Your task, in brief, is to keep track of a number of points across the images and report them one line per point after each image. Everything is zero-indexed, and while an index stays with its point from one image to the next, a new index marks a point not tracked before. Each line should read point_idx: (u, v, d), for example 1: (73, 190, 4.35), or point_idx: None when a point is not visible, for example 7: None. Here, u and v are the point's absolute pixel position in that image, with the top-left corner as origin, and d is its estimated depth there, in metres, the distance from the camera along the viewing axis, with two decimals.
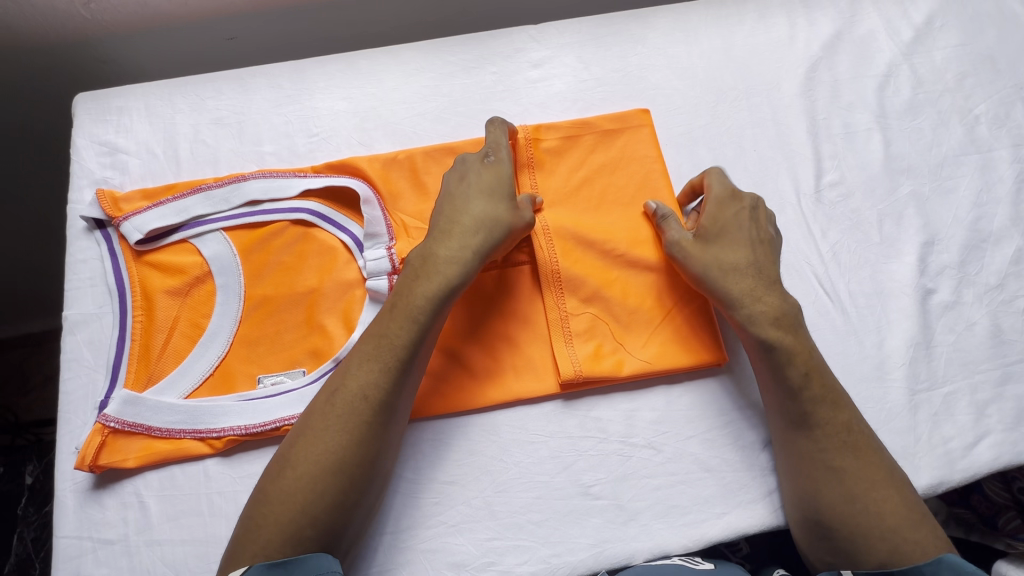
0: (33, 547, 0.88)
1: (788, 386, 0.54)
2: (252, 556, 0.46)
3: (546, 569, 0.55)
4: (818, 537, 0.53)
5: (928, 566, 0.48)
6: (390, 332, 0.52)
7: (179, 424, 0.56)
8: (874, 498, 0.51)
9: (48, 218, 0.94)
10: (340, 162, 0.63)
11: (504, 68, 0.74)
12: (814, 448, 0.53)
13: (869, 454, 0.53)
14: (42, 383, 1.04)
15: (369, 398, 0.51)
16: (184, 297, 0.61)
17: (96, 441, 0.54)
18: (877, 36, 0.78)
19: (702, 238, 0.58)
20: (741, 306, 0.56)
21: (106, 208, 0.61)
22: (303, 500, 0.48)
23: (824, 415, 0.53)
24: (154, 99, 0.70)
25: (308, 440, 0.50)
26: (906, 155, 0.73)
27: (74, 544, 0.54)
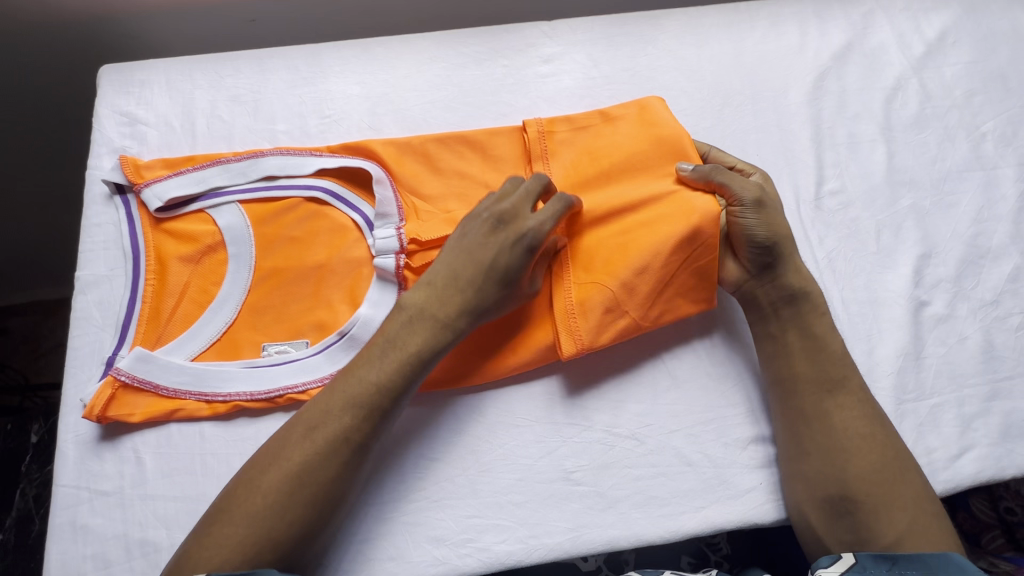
0: (33, 505, 0.91)
1: (828, 355, 0.57)
2: (247, 526, 0.47)
3: (523, 549, 0.56)
4: (839, 514, 0.52)
5: (934, 558, 0.47)
6: (379, 381, 0.52)
7: (186, 385, 0.57)
8: (898, 474, 0.52)
9: (69, 187, 0.97)
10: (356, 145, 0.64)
11: (515, 62, 0.75)
12: (849, 417, 0.54)
13: (885, 429, 0.54)
14: (54, 348, 1.09)
15: (351, 440, 0.50)
16: (196, 264, 0.63)
17: (106, 392, 0.56)
18: (888, 49, 0.78)
19: (773, 198, 0.61)
20: (806, 270, 0.59)
21: (128, 173, 0.64)
22: (284, 503, 0.48)
23: (855, 386, 0.56)
24: (175, 75, 0.73)
25: (287, 462, 0.49)
26: (910, 167, 0.73)
27: (72, 493, 0.56)
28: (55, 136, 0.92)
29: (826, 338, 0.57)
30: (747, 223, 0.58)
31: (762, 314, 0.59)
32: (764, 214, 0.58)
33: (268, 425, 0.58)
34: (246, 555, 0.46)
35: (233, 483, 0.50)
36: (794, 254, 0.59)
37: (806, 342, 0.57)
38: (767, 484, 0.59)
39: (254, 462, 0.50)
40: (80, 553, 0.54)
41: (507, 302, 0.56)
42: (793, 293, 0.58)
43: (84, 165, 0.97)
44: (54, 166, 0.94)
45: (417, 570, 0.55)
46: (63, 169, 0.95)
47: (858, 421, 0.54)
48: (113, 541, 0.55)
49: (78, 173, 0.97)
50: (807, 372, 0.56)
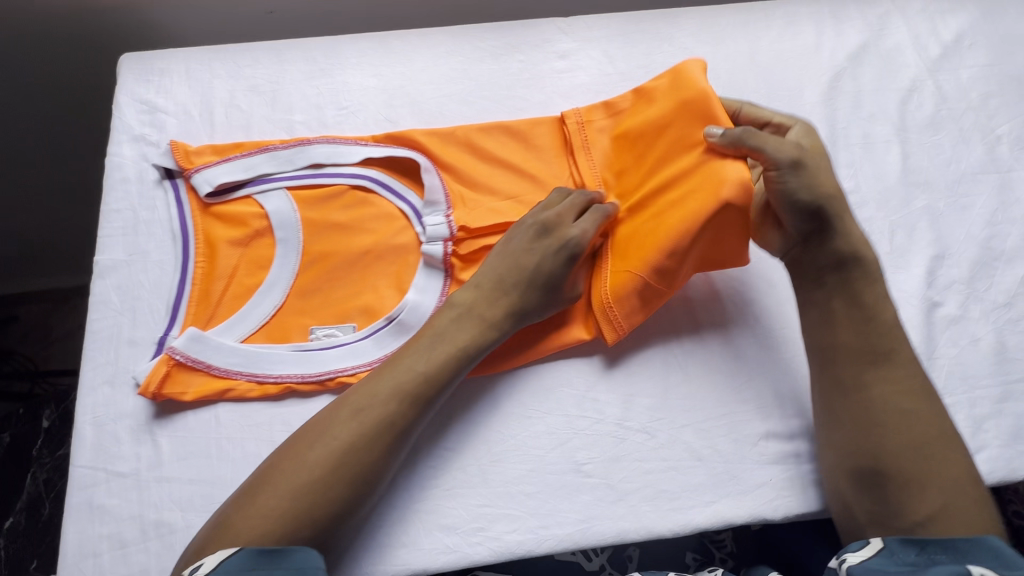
0: (44, 489, 0.92)
1: (876, 327, 0.55)
2: (284, 492, 0.47)
3: (533, 539, 0.56)
4: (869, 486, 0.52)
5: (965, 543, 0.47)
6: (430, 370, 0.54)
7: (237, 365, 0.59)
8: (941, 452, 0.51)
9: (88, 175, 0.99)
10: (401, 134, 0.66)
11: (531, 57, 0.76)
12: (893, 389, 0.53)
13: (929, 404, 0.53)
14: (66, 336, 1.10)
15: (396, 426, 0.52)
16: (245, 248, 0.64)
17: (162, 370, 0.58)
18: (904, 50, 0.78)
19: (819, 155, 0.59)
20: (855, 232, 0.57)
21: (178, 159, 0.65)
22: (328, 476, 0.48)
23: (902, 359, 0.55)
24: (195, 64, 0.73)
25: (332, 438, 0.50)
26: (924, 169, 0.73)
27: (89, 474, 0.57)
28: (75, 125, 0.93)
29: (875, 308, 0.56)
30: (787, 187, 0.56)
31: (807, 281, 0.59)
32: (804, 175, 0.56)
33: (283, 411, 0.59)
34: (282, 526, 0.46)
35: (275, 455, 0.50)
36: (842, 213, 0.57)
37: (851, 313, 0.56)
38: (777, 480, 0.59)
39: (298, 436, 0.51)
40: (96, 532, 0.55)
41: (549, 305, 0.60)
42: (841, 259, 0.57)
43: (102, 154, 0.98)
44: (74, 154, 0.96)
45: (428, 558, 0.55)
46: (82, 157, 0.97)
47: (903, 394, 0.53)
48: (129, 522, 0.55)
49: (96, 161, 0.98)
50: (849, 342, 0.55)
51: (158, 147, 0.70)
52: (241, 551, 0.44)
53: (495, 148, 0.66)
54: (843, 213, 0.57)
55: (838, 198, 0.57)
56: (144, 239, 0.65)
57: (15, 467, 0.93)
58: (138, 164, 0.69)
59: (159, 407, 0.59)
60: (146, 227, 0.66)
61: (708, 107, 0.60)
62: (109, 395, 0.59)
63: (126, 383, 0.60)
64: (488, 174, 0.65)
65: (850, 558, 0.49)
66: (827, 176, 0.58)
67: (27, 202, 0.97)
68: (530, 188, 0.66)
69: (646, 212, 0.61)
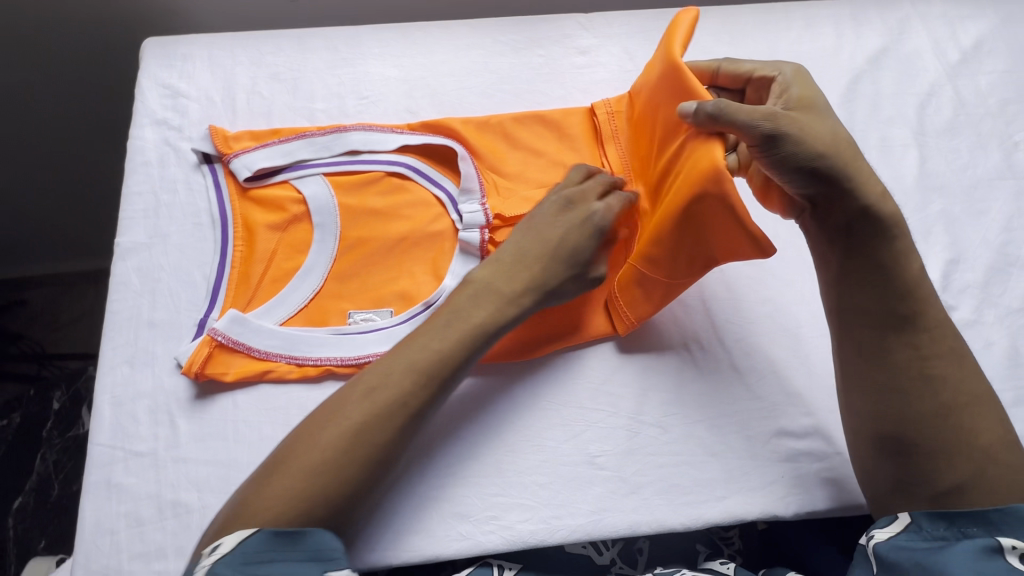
0: (53, 469, 0.93)
1: (907, 288, 0.52)
2: (298, 472, 0.47)
3: (546, 529, 0.57)
4: (892, 454, 0.52)
5: (995, 513, 0.47)
6: (442, 349, 0.53)
7: (276, 348, 0.60)
8: (972, 414, 0.50)
9: (109, 160, 1.00)
10: (439, 124, 0.68)
11: (552, 52, 0.76)
12: (920, 354, 0.52)
13: (959, 370, 0.52)
14: (71, 321, 1.09)
15: (407, 406, 0.51)
16: (283, 232, 0.65)
17: (204, 351, 0.59)
18: (924, 55, 0.79)
19: (807, 111, 0.54)
20: (868, 184, 0.52)
21: (218, 144, 0.67)
22: (342, 454, 0.48)
23: (931, 321, 0.53)
24: (217, 51, 0.74)
25: (344, 422, 0.50)
26: (941, 173, 0.73)
27: (107, 452, 0.57)
28: (99, 110, 0.94)
29: (902, 266, 0.53)
30: (772, 159, 0.51)
31: (828, 245, 0.55)
32: (791, 139, 0.51)
33: (301, 396, 0.60)
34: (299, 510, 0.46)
35: (287, 442, 0.50)
36: (845, 169, 0.51)
37: (872, 273, 0.53)
38: (789, 478, 0.59)
39: (310, 421, 0.50)
40: (114, 510, 0.55)
41: (565, 286, 0.59)
42: (854, 217, 0.52)
43: (123, 139, 0.99)
44: (96, 139, 0.97)
45: (441, 545, 0.56)
46: (105, 143, 0.98)
47: (931, 358, 0.52)
48: (146, 501, 0.56)
49: (118, 147, 1.00)
50: (869, 306, 0.53)
51: (180, 132, 0.70)
52: (260, 533, 0.45)
53: (529, 139, 0.68)
54: (848, 167, 0.51)
55: (834, 151, 0.51)
56: (166, 222, 0.66)
57: (27, 447, 0.95)
58: (160, 148, 0.69)
59: (178, 388, 0.60)
60: (167, 211, 0.66)
61: (677, 76, 0.56)
62: (128, 376, 0.60)
63: (145, 363, 0.60)
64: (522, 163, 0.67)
65: (879, 535, 0.50)
66: (818, 131, 0.52)
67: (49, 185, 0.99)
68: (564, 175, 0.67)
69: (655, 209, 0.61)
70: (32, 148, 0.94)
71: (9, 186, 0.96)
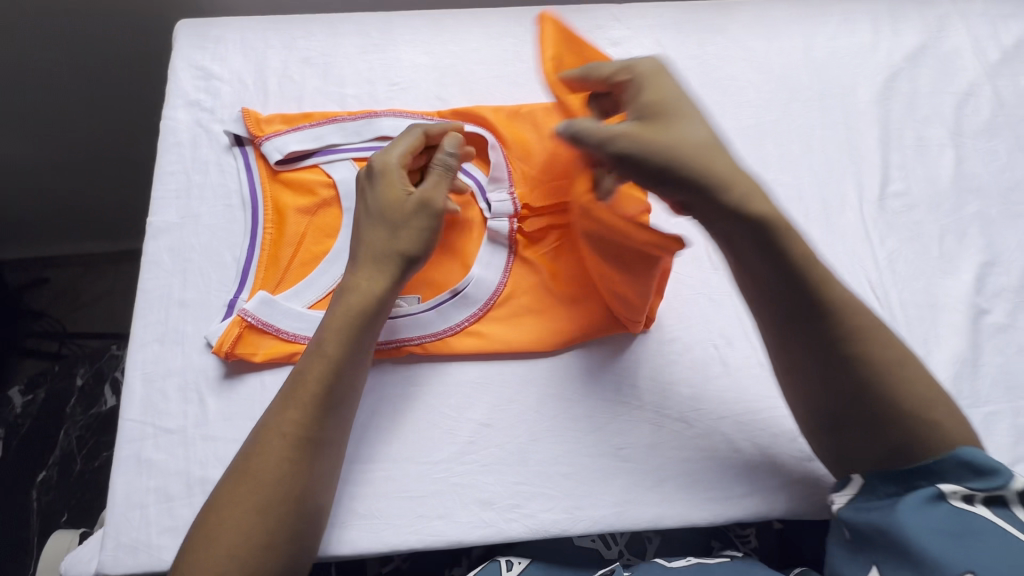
0: (76, 445, 0.91)
1: (799, 277, 0.49)
2: (229, 541, 0.46)
3: (569, 519, 0.57)
4: (828, 430, 0.51)
5: (936, 463, 0.47)
6: (305, 373, 0.53)
7: (304, 330, 0.60)
8: (892, 383, 0.48)
9: (141, 147, 1.04)
10: (472, 112, 0.68)
11: (584, 43, 0.75)
12: (820, 354, 0.49)
13: (875, 337, 0.49)
14: (93, 302, 1.16)
15: (287, 434, 0.50)
16: (313, 215, 0.65)
17: (234, 331, 0.59)
18: (963, 54, 0.77)
19: (663, 112, 0.50)
20: (732, 185, 0.48)
21: (250, 126, 0.67)
22: (256, 505, 0.48)
23: (833, 299, 0.49)
24: (250, 34, 0.74)
25: (242, 471, 0.49)
26: (978, 174, 0.72)
27: (138, 427, 0.58)
28: (134, 99, 0.98)
29: (787, 251, 0.48)
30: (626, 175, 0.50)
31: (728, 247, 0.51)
32: (632, 155, 0.48)
33: None
34: (229, 564, 0.46)
35: (202, 510, 0.49)
36: (694, 174, 0.48)
37: (763, 266, 0.49)
38: (815, 478, 0.59)
39: (220, 484, 0.49)
40: (144, 485, 0.56)
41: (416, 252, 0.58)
42: (730, 222, 0.49)
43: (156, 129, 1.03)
44: (130, 128, 1.01)
45: (464, 531, 0.56)
46: (139, 132, 1.02)
47: (841, 352, 0.48)
48: (175, 477, 0.57)
49: (150, 135, 1.04)
50: (782, 300, 0.50)
51: (212, 114, 0.70)
52: None
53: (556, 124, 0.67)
54: (702, 171, 0.48)
55: (680, 158, 0.48)
56: (197, 203, 0.66)
57: (52, 422, 0.93)
58: (192, 130, 0.70)
59: (206, 367, 0.60)
60: (198, 191, 0.67)
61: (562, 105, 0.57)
62: (158, 354, 0.61)
63: (175, 342, 0.61)
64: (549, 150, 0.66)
65: (837, 501, 0.50)
66: (661, 141, 0.48)
67: (87, 170, 1.04)
68: None
69: None
70: (70, 129, 0.98)
71: (51, 163, 1.01)
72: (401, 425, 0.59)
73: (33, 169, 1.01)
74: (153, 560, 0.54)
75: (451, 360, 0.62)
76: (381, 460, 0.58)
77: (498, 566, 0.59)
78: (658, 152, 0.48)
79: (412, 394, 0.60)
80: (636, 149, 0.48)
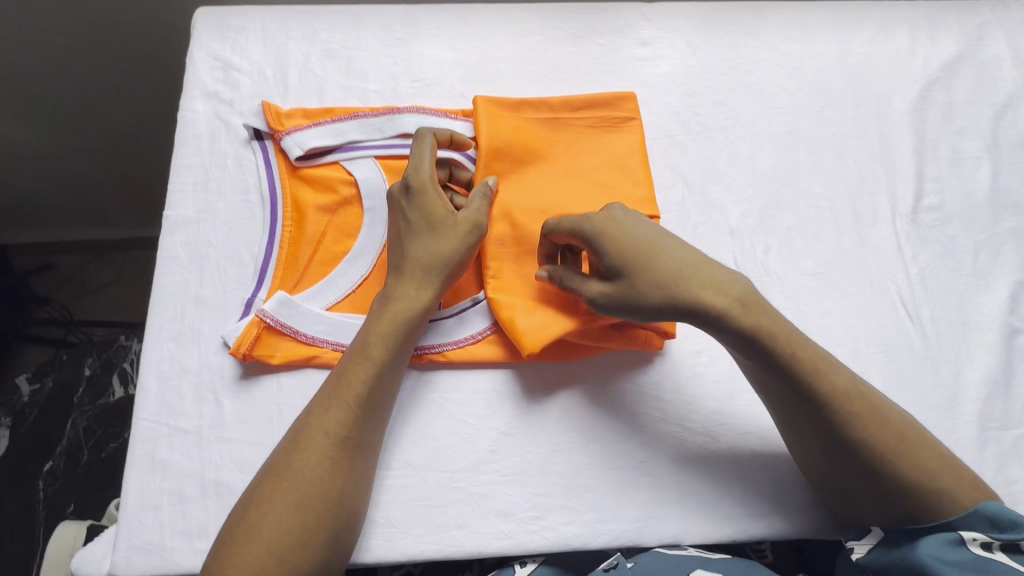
0: (83, 436, 0.89)
1: (772, 365, 0.51)
2: (266, 540, 0.46)
3: (589, 532, 0.56)
4: (835, 496, 0.53)
5: (960, 522, 0.47)
6: (348, 376, 0.53)
7: (324, 333, 0.59)
8: (862, 433, 0.49)
9: (157, 134, 1.03)
10: (497, 117, 0.65)
11: (613, 42, 0.73)
12: (795, 414, 0.52)
13: (878, 416, 0.49)
14: (100, 289, 1.15)
15: (331, 433, 0.50)
16: (333, 214, 0.63)
17: (252, 332, 0.58)
18: (1003, 63, 0.75)
19: (640, 255, 0.53)
20: (716, 310, 0.51)
21: (271, 120, 0.65)
22: (295, 505, 0.47)
23: (804, 360, 0.50)
24: (271, 24, 0.72)
25: (283, 469, 0.49)
26: (1014, 189, 0.70)
27: (152, 427, 0.57)
28: (152, 86, 0.97)
29: (758, 349, 0.51)
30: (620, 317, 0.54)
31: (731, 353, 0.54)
32: (606, 313, 0.54)
33: None
34: (269, 561, 0.45)
35: (236, 511, 0.48)
36: (673, 308, 0.52)
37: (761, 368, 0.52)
38: None
39: (257, 481, 0.49)
40: (158, 486, 0.55)
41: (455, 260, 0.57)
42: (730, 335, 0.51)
43: (173, 116, 1.02)
44: (148, 115, 1.00)
45: (482, 542, 0.55)
46: (157, 119, 1.01)
47: (811, 414, 0.51)
48: (189, 478, 0.56)
49: (167, 128, 1.03)
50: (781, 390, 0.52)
51: (231, 106, 0.68)
52: None
53: (585, 139, 0.66)
54: (669, 310, 0.52)
55: (643, 306, 0.52)
56: (214, 198, 0.65)
57: (60, 411, 0.91)
58: (211, 122, 0.68)
59: (223, 367, 0.59)
60: (216, 186, 0.65)
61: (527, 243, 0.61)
62: (174, 352, 0.59)
63: (191, 340, 0.60)
64: (579, 164, 0.65)
65: (857, 550, 0.51)
66: (647, 288, 0.52)
67: (102, 157, 1.04)
68: (618, 178, 0.64)
69: None
70: (87, 119, 0.97)
71: (67, 152, 1.01)
72: (420, 432, 0.58)
73: (50, 155, 1.00)
74: (166, 562, 0.53)
75: (474, 366, 0.60)
76: (399, 467, 0.57)
77: (510, 570, 0.56)
78: (624, 304, 0.53)
79: (431, 400, 0.59)
80: (606, 305, 0.54)
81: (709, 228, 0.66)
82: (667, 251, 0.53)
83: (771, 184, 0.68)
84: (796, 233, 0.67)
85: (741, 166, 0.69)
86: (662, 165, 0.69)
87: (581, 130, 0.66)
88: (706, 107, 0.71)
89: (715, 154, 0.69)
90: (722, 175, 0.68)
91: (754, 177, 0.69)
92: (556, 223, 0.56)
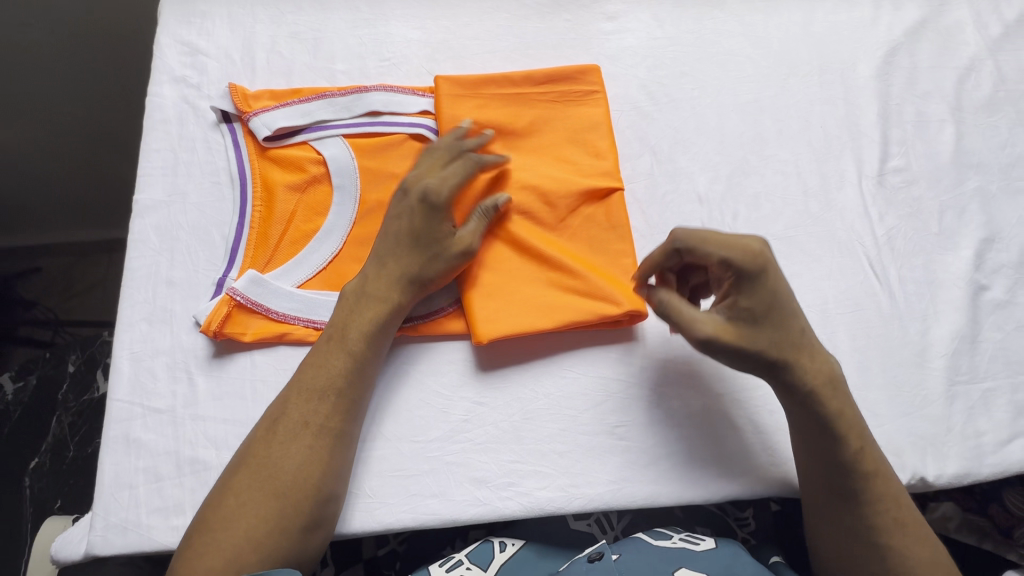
0: (68, 432, 0.87)
1: (835, 456, 0.51)
2: (247, 527, 0.46)
3: (564, 497, 0.56)
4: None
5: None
6: (329, 362, 0.53)
7: (294, 310, 0.59)
8: (890, 542, 0.50)
9: (126, 127, 1.02)
10: (457, 97, 0.65)
11: (578, 17, 0.74)
12: (833, 507, 0.52)
13: (915, 527, 0.50)
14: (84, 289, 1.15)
15: (309, 425, 0.50)
16: (302, 193, 0.64)
17: (223, 310, 0.58)
18: (964, 28, 0.76)
19: (776, 312, 0.52)
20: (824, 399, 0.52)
21: (237, 102, 0.65)
22: (276, 490, 0.48)
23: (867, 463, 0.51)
24: (237, 9, 0.72)
25: (262, 455, 0.49)
26: (979, 150, 0.71)
27: (126, 408, 0.57)
28: (118, 78, 0.96)
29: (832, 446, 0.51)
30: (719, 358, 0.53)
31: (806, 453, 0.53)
32: (708, 351, 0.53)
33: None
34: (249, 547, 0.46)
35: (213, 493, 0.49)
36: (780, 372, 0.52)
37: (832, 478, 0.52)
38: None
39: (234, 468, 0.49)
40: (133, 465, 0.55)
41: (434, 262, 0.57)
42: (822, 426, 0.52)
43: (140, 109, 1.01)
44: (113, 106, 0.99)
45: (458, 509, 0.55)
46: (124, 111, 1.00)
47: (850, 508, 0.51)
48: (164, 457, 0.56)
49: (135, 124, 1.03)
50: (828, 485, 0.52)
51: (199, 90, 0.69)
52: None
53: (548, 115, 0.66)
54: (768, 360, 0.51)
55: (754, 356, 0.51)
56: (184, 180, 0.65)
57: (45, 409, 0.90)
58: (179, 107, 0.68)
59: (196, 347, 0.59)
60: (185, 169, 0.65)
61: (521, 232, 0.61)
62: (148, 334, 0.60)
63: (164, 321, 0.60)
64: (541, 139, 0.66)
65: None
66: (773, 346, 0.51)
67: (68, 153, 1.02)
68: (580, 152, 0.65)
69: (577, 223, 0.63)
70: (52, 114, 0.96)
71: (32, 148, 0.99)
72: (392, 405, 0.58)
73: (18, 152, 0.99)
74: (142, 540, 0.53)
75: (442, 339, 0.61)
76: (366, 438, 0.57)
77: (490, 547, 0.58)
78: (734, 348, 0.51)
79: (406, 372, 0.59)
80: (714, 346, 0.52)
81: (678, 197, 0.67)
82: (793, 315, 0.53)
83: (738, 152, 0.69)
84: (763, 198, 0.67)
85: (709, 134, 0.70)
86: (630, 136, 0.69)
87: (544, 105, 0.66)
88: (673, 78, 0.72)
89: (683, 124, 0.70)
90: (690, 144, 0.69)
91: (721, 145, 0.69)
92: (705, 248, 0.52)
